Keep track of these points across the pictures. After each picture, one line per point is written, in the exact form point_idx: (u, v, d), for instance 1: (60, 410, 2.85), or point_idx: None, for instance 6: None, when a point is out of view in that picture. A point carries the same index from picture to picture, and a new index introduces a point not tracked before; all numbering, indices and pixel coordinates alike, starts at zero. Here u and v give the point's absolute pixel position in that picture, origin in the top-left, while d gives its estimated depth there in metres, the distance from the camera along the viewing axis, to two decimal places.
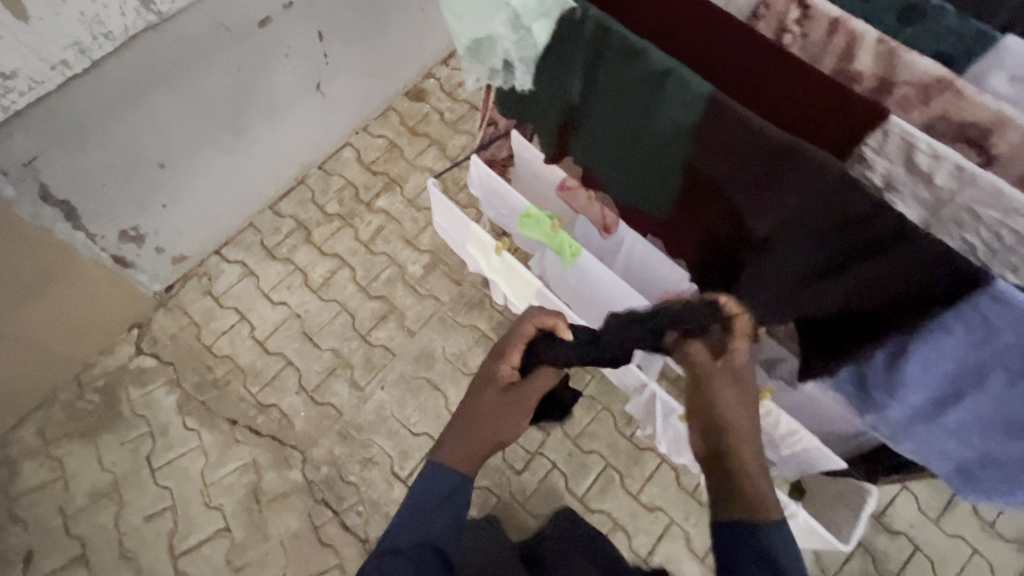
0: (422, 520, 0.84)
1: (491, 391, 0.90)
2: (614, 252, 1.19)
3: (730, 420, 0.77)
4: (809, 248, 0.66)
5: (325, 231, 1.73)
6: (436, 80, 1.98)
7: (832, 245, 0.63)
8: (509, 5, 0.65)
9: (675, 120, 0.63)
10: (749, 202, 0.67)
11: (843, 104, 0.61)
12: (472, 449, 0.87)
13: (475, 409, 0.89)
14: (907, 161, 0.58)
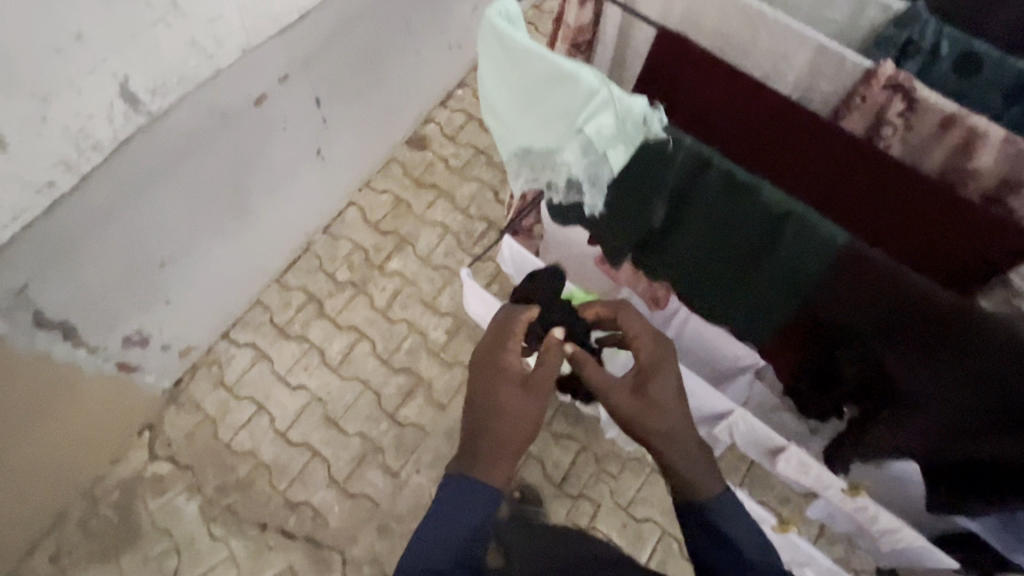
0: (446, 545, 0.77)
1: (506, 387, 0.81)
2: (663, 326, 1.10)
3: (650, 414, 0.80)
4: (960, 400, 0.60)
5: (338, 301, 1.63)
6: (436, 124, 1.89)
7: (990, 400, 0.58)
8: (581, 132, 0.58)
9: (797, 260, 0.57)
10: (888, 347, 0.62)
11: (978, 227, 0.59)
12: (498, 462, 0.79)
13: (496, 417, 0.80)
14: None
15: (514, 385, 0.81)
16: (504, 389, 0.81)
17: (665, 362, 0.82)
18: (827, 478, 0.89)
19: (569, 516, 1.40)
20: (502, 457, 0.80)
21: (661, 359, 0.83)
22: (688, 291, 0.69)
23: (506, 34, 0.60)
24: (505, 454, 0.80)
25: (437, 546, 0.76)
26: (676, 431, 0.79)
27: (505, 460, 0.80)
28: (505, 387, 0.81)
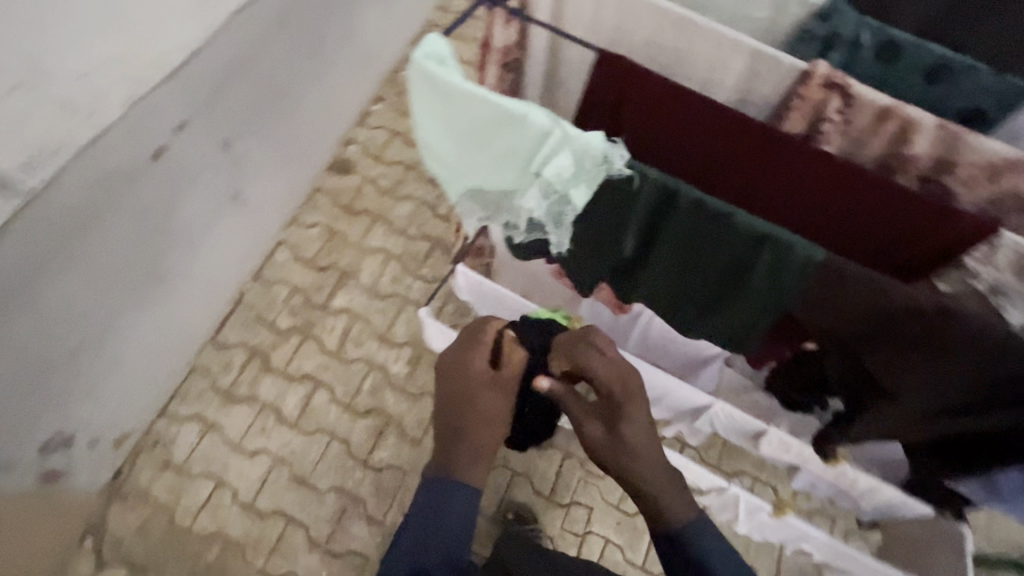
0: (434, 542, 0.78)
1: (476, 386, 0.81)
2: (627, 328, 1.09)
3: (621, 446, 0.76)
4: (944, 387, 0.62)
5: (285, 352, 1.52)
6: (357, 145, 1.79)
7: (973, 385, 0.60)
8: (539, 175, 0.53)
9: (776, 282, 0.55)
10: (873, 351, 0.62)
11: (936, 217, 0.60)
12: (473, 465, 0.79)
13: (467, 417, 0.80)
14: (1016, 265, 0.59)
15: (485, 385, 0.81)
16: (477, 390, 0.81)
17: (633, 397, 0.77)
18: (806, 451, 0.92)
19: (565, 526, 1.38)
20: (476, 461, 0.79)
21: (628, 394, 0.77)
22: (666, 312, 0.68)
23: (440, 77, 0.54)
24: (477, 460, 0.79)
25: (422, 545, 0.77)
26: (646, 460, 0.76)
27: (479, 464, 0.79)
28: (475, 387, 0.81)
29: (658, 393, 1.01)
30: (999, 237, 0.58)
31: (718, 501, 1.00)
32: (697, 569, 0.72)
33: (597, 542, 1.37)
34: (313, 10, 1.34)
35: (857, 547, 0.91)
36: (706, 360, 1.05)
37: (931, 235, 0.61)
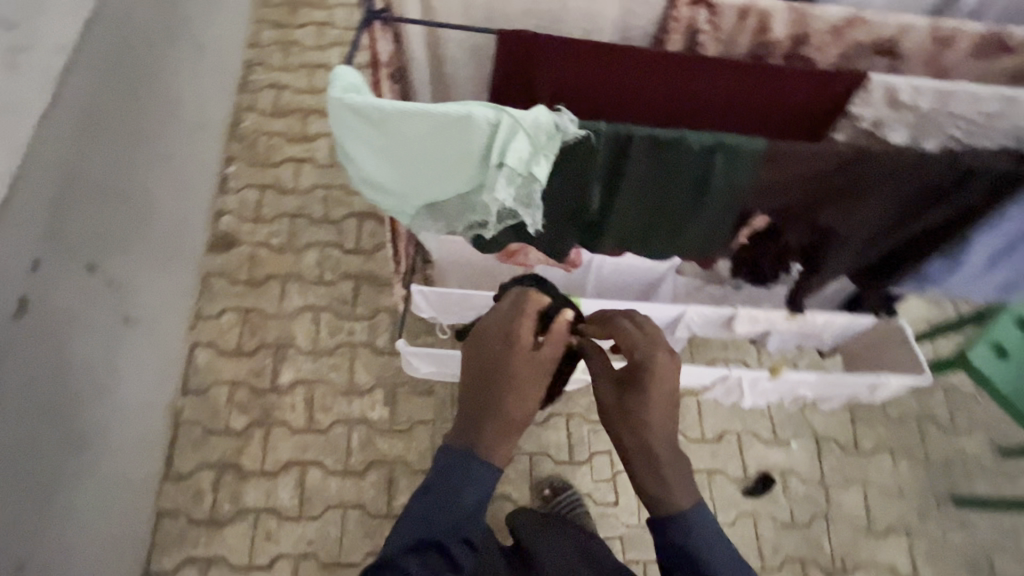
0: (447, 519, 0.77)
1: (521, 368, 0.76)
2: (583, 280, 1.14)
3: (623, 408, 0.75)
4: (874, 220, 0.67)
5: (253, 451, 1.40)
6: (231, 215, 1.66)
7: (898, 209, 0.66)
8: (503, 164, 0.54)
9: (734, 185, 0.60)
10: (811, 211, 0.66)
11: (820, 81, 0.68)
12: (501, 444, 0.78)
13: (508, 395, 0.76)
14: (891, 99, 0.68)
15: (527, 363, 0.76)
16: (515, 361, 0.76)
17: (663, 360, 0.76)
18: (771, 316, 1.05)
19: (596, 478, 1.44)
20: (507, 439, 0.77)
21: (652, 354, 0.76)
22: (637, 244, 0.72)
23: (367, 104, 0.53)
24: (507, 439, 0.77)
25: (436, 525, 0.77)
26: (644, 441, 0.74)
27: (509, 442, 0.78)
28: (517, 366, 0.76)
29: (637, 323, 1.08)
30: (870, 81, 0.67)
31: (723, 390, 1.10)
32: (692, 551, 0.74)
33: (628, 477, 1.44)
34: (129, 84, 1.16)
35: (839, 372, 1.06)
36: (661, 279, 1.13)
37: (821, 97, 0.70)
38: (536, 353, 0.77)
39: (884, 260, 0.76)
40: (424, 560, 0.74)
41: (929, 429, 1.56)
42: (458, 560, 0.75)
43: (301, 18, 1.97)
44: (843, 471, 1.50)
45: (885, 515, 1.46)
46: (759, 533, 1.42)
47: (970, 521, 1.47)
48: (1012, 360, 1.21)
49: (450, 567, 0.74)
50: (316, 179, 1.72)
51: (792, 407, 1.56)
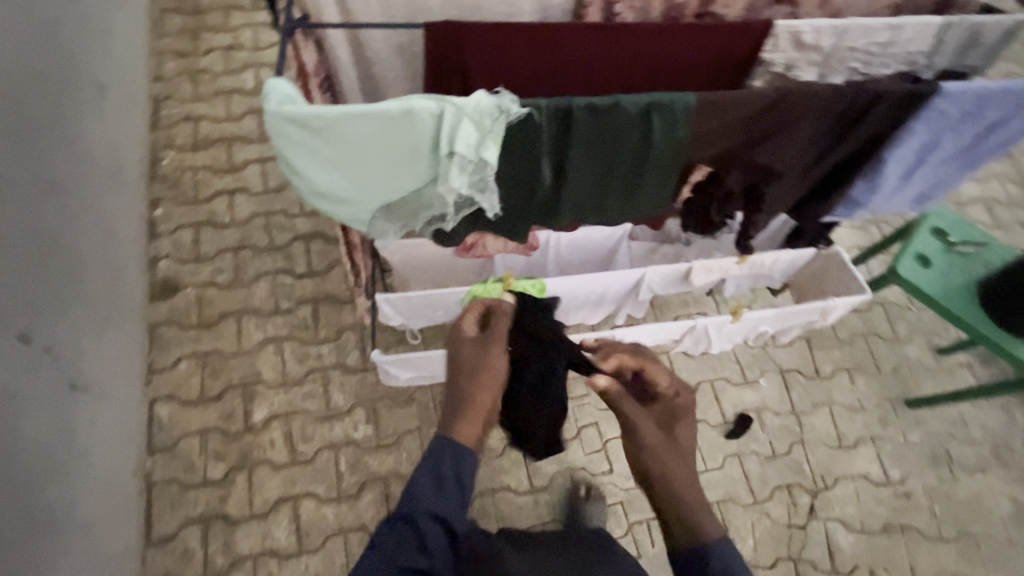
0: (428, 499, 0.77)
1: (468, 347, 0.88)
2: (542, 261, 1.17)
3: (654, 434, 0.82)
4: (805, 157, 0.72)
5: (239, 496, 1.35)
6: (168, 259, 1.58)
7: (823, 142, 0.70)
8: (454, 152, 0.55)
9: (673, 140, 0.62)
10: (747, 158, 0.69)
11: (734, 34, 0.71)
12: (466, 421, 0.81)
13: (470, 375, 0.84)
14: (796, 41, 0.72)
15: (475, 345, 0.87)
16: (466, 348, 0.88)
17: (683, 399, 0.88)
18: (724, 262, 1.11)
19: (588, 450, 1.48)
20: (470, 415, 0.81)
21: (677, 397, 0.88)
22: (592, 215, 0.74)
23: (306, 112, 0.52)
24: (470, 414, 0.81)
25: (418, 502, 0.77)
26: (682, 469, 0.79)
27: (471, 417, 0.81)
28: (468, 347, 0.88)
29: (602, 292, 1.12)
30: (776, 28, 0.71)
31: (692, 341, 1.14)
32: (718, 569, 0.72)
33: (618, 444, 1.49)
34: (31, 138, 1.07)
35: (794, 305, 1.12)
36: (616, 246, 1.17)
37: (737, 49, 0.73)
38: (485, 334, 0.89)
39: (817, 192, 0.81)
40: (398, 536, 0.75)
41: (876, 344, 1.69)
42: (428, 541, 0.75)
43: (205, 45, 1.88)
44: (810, 397, 1.60)
45: (853, 430, 1.58)
46: (746, 470, 1.50)
47: (925, 419, 1.61)
48: (933, 268, 1.36)
49: (421, 548, 0.74)
50: (253, 208, 1.66)
51: (755, 348, 1.65)
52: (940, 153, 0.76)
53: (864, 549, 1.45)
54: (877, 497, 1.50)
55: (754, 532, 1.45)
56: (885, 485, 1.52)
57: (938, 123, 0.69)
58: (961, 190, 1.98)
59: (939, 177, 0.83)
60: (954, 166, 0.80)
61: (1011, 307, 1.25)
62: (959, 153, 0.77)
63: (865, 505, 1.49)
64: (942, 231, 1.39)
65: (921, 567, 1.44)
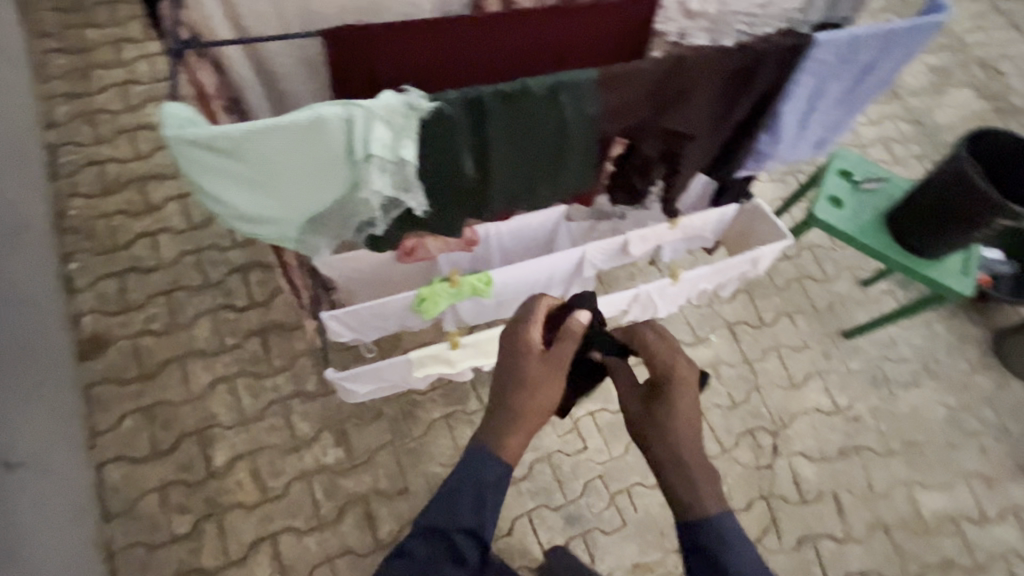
0: (453, 510, 0.81)
1: (531, 366, 0.82)
2: (485, 254, 1.18)
3: (674, 436, 0.79)
4: (711, 117, 0.75)
5: (212, 546, 1.29)
6: (93, 314, 1.48)
7: (724, 102, 0.74)
8: (371, 154, 0.56)
9: (584, 116, 0.64)
10: (657, 126, 0.72)
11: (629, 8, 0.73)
12: (512, 437, 0.82)
13: (527, 397, 0.81)
14: (684, 10, 0.75)
15: (539, 364, 0.82)
16: (532, 366, 0.82)
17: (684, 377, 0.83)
18: (658, 229, 1.16)
19: (561, 432, 1.51)
20: (516, 431, 0.82)
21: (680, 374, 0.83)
22: (520, 201, 0.75)
23: (210, 134, 0.50)
24: (516, 431, 0.82)
25: (456, 520, 0.81)
26: (680, 478, 0.79)
27: (516, 433, 0.82)
28: (532, 364, 0.82)
29: (548, 275, 1.14)
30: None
31: (639, 309, 1.19)
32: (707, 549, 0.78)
33: (589, 421, 1.53)
34: None
35: (726, 259, 1.18)
36: (554, 228, 1.19)
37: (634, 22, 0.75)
38: (549, 353, 0.83)
39: (728, 149, 0.85)
40: (429, 547, 0.81)
41: (809, 285, 1.81)
42: (461, 555, 0.80)
43: (97, 83, 1.77)
44: (758, 344, 1.70)
45: (801, 368, 1.68)
46: (711, 423, 1.58)
47: (861, 346, 1.74)
48: (846, 207, 1.47)
49: (451, 558, 0.80)
50: (179, 247, 1.58)
51: (703, 307, 1.73)
52: (827, 97, 0.81)
53: (826, 475, 1.55)
54: (831, 426, 1.61)
55: (727, 480, 1.52)
56: (836, 414, 1.63)
57: (818, 70, 0.75)
58: (861, 133, 2.15)
59: (832, 119, 0.89)
60: (842, 107, 0.86)
61: (917, 235, 1.37)
62: (843, 95, 0.83)
63: (821, 435, 1.60)
64: (847, 171, 1.51)
65: (878, 482, 1.56)
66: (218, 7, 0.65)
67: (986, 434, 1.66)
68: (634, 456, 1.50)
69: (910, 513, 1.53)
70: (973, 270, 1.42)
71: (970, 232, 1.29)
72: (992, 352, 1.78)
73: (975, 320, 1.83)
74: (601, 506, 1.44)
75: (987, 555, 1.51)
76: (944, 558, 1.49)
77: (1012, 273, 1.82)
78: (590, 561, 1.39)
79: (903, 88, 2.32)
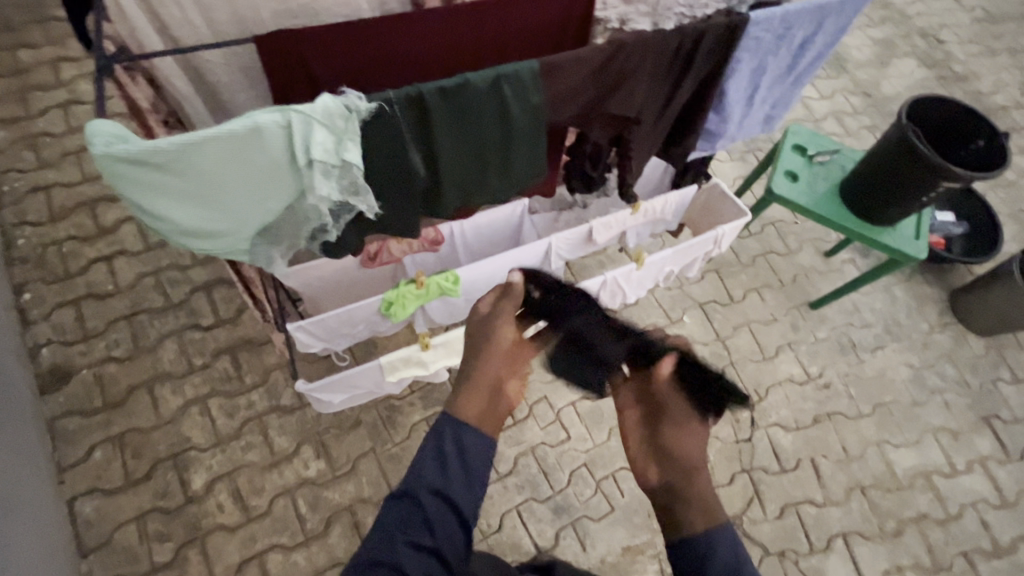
0: (419, 468, 0.76)
1: (474, 325, 0.90)
2: (451, 253, 1.18)
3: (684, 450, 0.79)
4: (657, 100, 0.76)
5: (196, 571, 1.26)
6: (51, 345, 1.43)
7: (668, 85, 0.75)
8: (312, 160, 0.55)
9: (529, 108, 0.64)
10: (604, 112, 0.72)
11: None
12: (467, 395, 0.82)
13: (475, 352, 0.87)
14: None
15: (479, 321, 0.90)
16: (473, 322, 0.90)
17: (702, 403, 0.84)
18: (619, 216, 1.17)
19: (542, 423, 1.52)
20: (469, 388, 0.83)
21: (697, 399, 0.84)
22: (474, 195, 0.75)
23: (142, 150, 0.49)
24: (468, 387, 0.83)
25: (422, 478, 0.75)
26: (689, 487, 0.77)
27: (470, 389, 0.82)
28: (476, 323, 0.90)
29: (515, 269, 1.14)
30: None
31: (608, 296, 1.20)
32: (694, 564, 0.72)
33: (570, 410, 1.54)
34: None
35: (689, 240, 1.20)
36: (518, 223, 1.19)
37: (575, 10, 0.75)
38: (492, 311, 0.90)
39: (677, 131, 0.86)
40: (399, 511, 0.73)
41: (774, 260, 1.86)
42: (431, 516, 0.73)
43: (36, 106, 1.70)
44: (729, 321, 1.73)
45: (771, 341, 1.73)
46: None
47: (827, 315, 1.79)
48: (801, 181, 1.51)
49: (422, 522, 0.72)
50: (137, 269, 1.53)
51: (674, 289, 1.76)
52: (769, 75, 0.83)
53: (803, 442, 1.60)
54: (804, 394, 1.66)
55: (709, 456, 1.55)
56: (808, 382, 1.68)
57: (756, 49, 0.76)
58: (813, 109, 2.21)
59: (777, 96, 0.91)
60: (784, 84, 0.88)
61: (869, 203, 1.42)
62: (784, 72, 0.85)
63: (795, 404, 1.64)
64: (802, 146, 1.55)
65: (851, 444, 1.61)
66: (146, 19, 0.62)
67: (949, 389, 1.73)
68: (616, 441, 1.52)
69: (884, 472, 1.59)
70: (924, 233, 1.47)
71: (919, 196, 1.34)
72: (948, 310, 1.86)
73: (931, 282, 1.91)
74: (587, 493, 1.46)
75: (959, 505, 1.57)
76: (919, 512, 1.55)
77: (963, 233, 1.92)
78: (581, 548, 1.40)
79: (850, 62, 2.38)
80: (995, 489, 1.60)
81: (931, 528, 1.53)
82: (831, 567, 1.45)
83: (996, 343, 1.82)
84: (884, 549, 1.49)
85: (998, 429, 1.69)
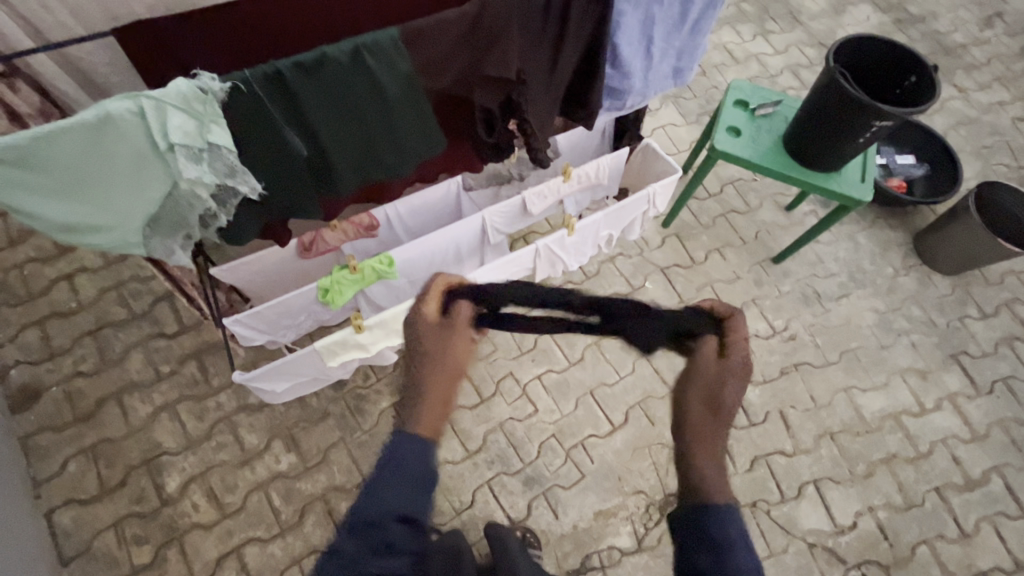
0: (384, 490, 0.64)
1: (434, 343, 0.70)
2: (389, 234, 1.19)
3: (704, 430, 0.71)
4: (541, 62, 0.77)
5: (175, 570, 1.29)
6: (19, 366, 1.45)
7: (549, 45, 0.75)
8: (174, 144, 0.56)
9: (398, 77, 0.66)
10: (484, 78, 0.73)
11: None
12: (425, 411, 0.69)
13: (429, 363, 0.70)
14: None
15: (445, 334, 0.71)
16: (436, 336, 0.70)
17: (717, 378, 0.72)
18: (552, 184, 1.18)
19: (509, 401, 1.54)
20: (428, 405, 0.69)
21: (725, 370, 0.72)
22: (371, 167, 0.76)
23: None
24: (434, 405, 0.69)
25: (388, 501, 0.64)
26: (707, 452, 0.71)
27: (433, 409, 0.69)
28: (430, 337, 0.70)
29: (454, 245, 1.15)
30: None
31: (543, 264, 1.21)
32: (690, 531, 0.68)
33: (535, 384, 1.56)
34: None
35: (621, 202, 1.20)
36: (455, 200, 1.20)
37: None
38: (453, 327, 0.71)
39: (575, 89, 0.87)
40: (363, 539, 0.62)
41: (734, 219, 1.86)
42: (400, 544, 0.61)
43: None
44: (692, 284, 1.74)
45: (734, 298, 1.73)
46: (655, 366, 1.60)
47: (791, 269, 1.80)
48: (745, 135, 1.50)
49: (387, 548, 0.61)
50: (99, 285, 1.55)
51: (634, 257, 1.76)
52: (661, 23, 0.83)
53: (770, 395, 1.61)
54: (769, 348, 1.67)
55: None
56: (772, 336, 1.69)
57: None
58: (768, 64, 2.19)
59: (678, 44, 0.90)
60: (682, 32, 0.88)
61: (810, 150, 1.41)
62: (677, 20, 0.85)
63: (761, 358, 1.65)
64: (743, 101, 1.54)
65: (818, 392, 1.62)
66: (15, 24, 0.63)
67: (915, 330, 1.73)
68: (582, 410, 1.54)
69: (853, 417, 1.60)
70: (870, 176, 1.47)
71: (858, 137, 1.33)
72: (912, 253, 1.86)
73: (894, 226, 1.91)
74: (557, 463, 1.48)
75: (929, 443, 1.58)
76: (888, 453, 1.56)
77: (925, 175, 1.92)
78: (553, 517, 1.42)
79: (804, 14, 2.36)
80: (965, 424, 1.61)
81: (901, 467, 1.55)
82: (802, 514, 1.47)
83: (961, 281, 1.82)
84: (855, 491, 1.51)
85: (966, 365, 1.70)
